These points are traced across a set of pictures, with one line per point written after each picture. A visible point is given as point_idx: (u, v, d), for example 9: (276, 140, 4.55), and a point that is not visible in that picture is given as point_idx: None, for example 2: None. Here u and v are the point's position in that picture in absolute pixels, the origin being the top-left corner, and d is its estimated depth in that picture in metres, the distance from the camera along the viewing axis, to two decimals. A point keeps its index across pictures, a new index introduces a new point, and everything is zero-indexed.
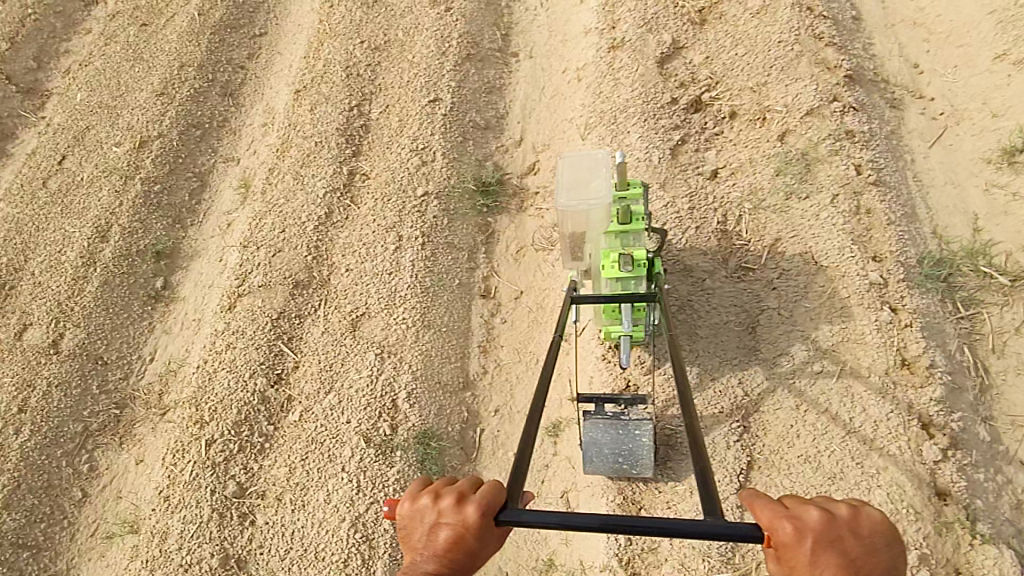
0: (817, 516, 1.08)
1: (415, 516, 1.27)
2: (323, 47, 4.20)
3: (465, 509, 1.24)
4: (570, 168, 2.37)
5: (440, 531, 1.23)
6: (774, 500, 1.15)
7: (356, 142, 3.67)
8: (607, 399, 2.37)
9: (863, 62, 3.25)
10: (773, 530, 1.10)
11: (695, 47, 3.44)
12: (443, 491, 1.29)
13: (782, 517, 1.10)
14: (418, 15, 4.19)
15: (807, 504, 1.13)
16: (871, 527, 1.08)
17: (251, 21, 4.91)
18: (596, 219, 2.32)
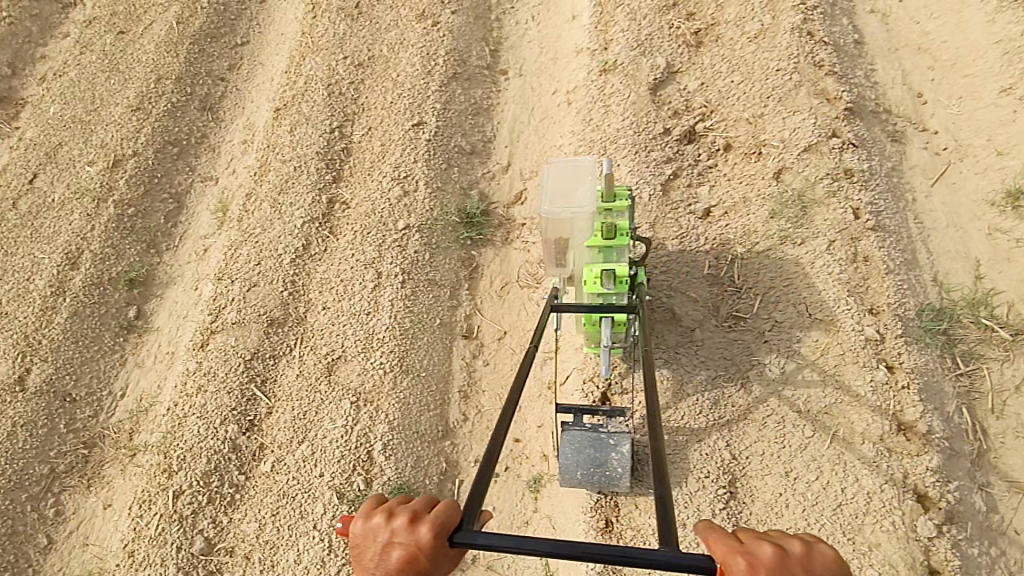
0: (770, 553, 1.05)
1: (367, 535, 1.20)
2: (304, 62, 4.04)
3: (419, 529, 1.17)
4: (556, 172, 2.32)
5: (393, 551, 1.16)
6: (729, 533, 1.12)
7: (336, 167, 3.54)
8: (587, 410, 2.30)
9: (865, 91, 3.09)
10: (726, 565, 1.06)
11: (689, 72, 3.28)
12: (397, 509, 1.22)
13: (736, 552, 1.06)
14: (404, 29, 4.02)
15: (761, 538, 1.09)
16: (824, 564, 1.04)
17: (232, 30, 4.74)
18: (579, 227, 2.29)
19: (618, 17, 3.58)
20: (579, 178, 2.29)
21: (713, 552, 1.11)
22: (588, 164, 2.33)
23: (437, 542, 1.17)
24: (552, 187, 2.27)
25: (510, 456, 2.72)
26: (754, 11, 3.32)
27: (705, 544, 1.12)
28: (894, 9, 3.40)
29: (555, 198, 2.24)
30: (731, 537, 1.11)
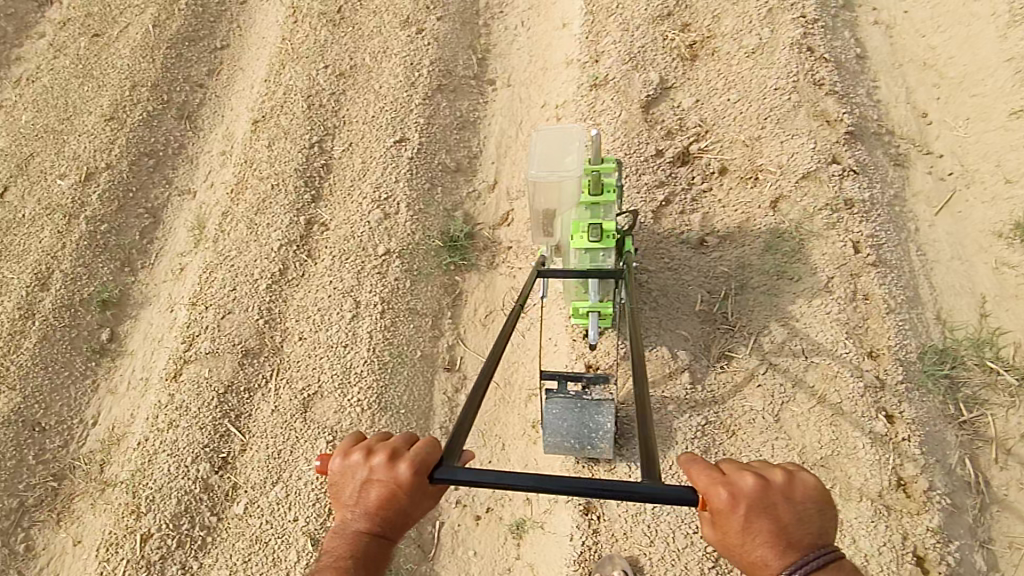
0: (752, 484, 1.10)
1: (346, 473, 1.25)
2: (284, 71, 3.89)
3: (397, 469, 1.21)
4: (543, 139, 2.25)
5: (371, 489, 1.21)
6: (710, 464, 1.16)
7: (316, 185, 3.41)
8: (571, 377, 2.34)
9: (867, 110, 2.94)
10: (710, 497, 1.10)
11: (684, 89, 3.12)
12: (374, 448, 1.25)
13: (719, 484, 1.11)
14: (387, 36, 3.85)
15: (743, 469, 1.14)
16: (804, 494, 1.11)
17: (211, 33, 4.58)
18: (568, 190, 2.24)
19: (609, 28, 3.42)
20: (568, 143, 2.22)
21: (694, 485, 1.15)
22: (577, 128, 2.28)
23: (415, 480, 1.20)
24: (540, 152, 2.21)
25: (490, 497, 2.61)
26: (752, 23, 3.16)
27: (687, 474, 1.16)
28: (898, 22, 3.25)
29: (544, 160, 2.19)
30: (715, 467, 1.16)
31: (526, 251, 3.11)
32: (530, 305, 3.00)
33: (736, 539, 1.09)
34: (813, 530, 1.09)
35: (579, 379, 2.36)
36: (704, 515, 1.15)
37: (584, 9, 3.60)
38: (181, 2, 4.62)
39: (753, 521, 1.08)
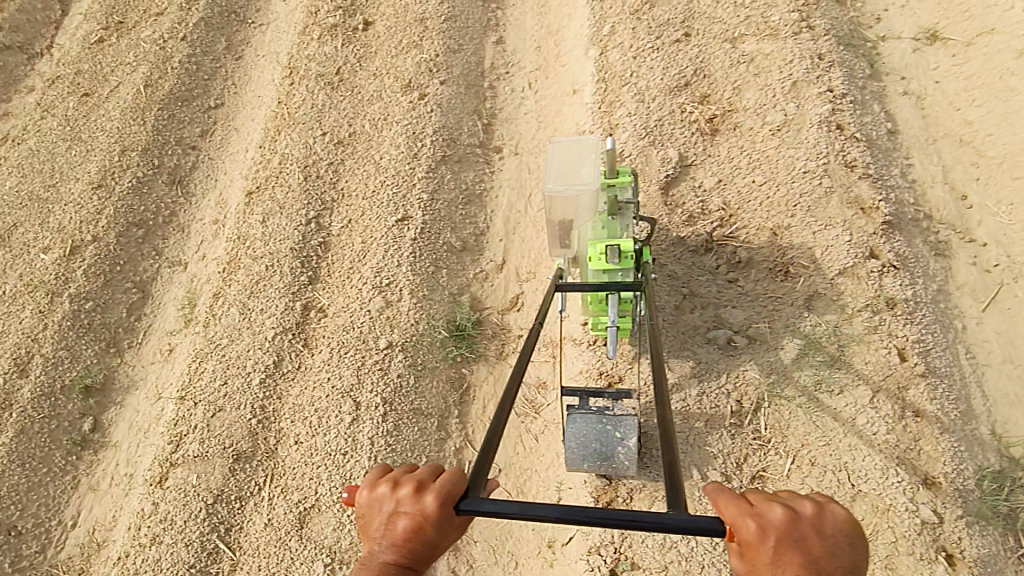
0: (781, 514, 0.99)
1: (374, 505, 1.17)
2: (280, 137, 3.72)
3: (425, 499, 1.13)
4: (557, 154, 2.32)
5: (398, 521, 1.13)
6: (738, 493, 1.06)
7: (313, 266, 3.22)
8: (592, 394, 2.35)
9: (903, 193, 2.75)
10: (736, 527, 1.00)
11: (705, 167, 2.93)
12: (403, 479, 1.19)
13: (745, 514, 1.01)
14: (388, 101, 3.67)
15: (771, 498, 1.04)
16: (838, 526, 0.99)
17: (205, 92, 4.42)
18: (585, 207, 2.26)
19: (623, 97, 3.24)
20: (582, 156, 2.28)
21: (721, 516, 1.05)
22: (592, 143, 2.31)
23: (442, 511, 1.12)
24: (556, 167, 2.26)
25: None
26: (776, 97, 2.98)
27: (712, 505, 1.07)
28: (929, 93, 3.09)
29: (559, 176, 2.23)
30: (742, 497, 1.06)
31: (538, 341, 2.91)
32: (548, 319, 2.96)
33: (766, 573, 0.98)
34: (849, 567, 0.96)
35: (600, 395, 2.37)
36: (732, 549, 1.04)
37: (596, 75, 3.42)
38: (174, 59, 4.46)
39: (781, 555, 0.96)
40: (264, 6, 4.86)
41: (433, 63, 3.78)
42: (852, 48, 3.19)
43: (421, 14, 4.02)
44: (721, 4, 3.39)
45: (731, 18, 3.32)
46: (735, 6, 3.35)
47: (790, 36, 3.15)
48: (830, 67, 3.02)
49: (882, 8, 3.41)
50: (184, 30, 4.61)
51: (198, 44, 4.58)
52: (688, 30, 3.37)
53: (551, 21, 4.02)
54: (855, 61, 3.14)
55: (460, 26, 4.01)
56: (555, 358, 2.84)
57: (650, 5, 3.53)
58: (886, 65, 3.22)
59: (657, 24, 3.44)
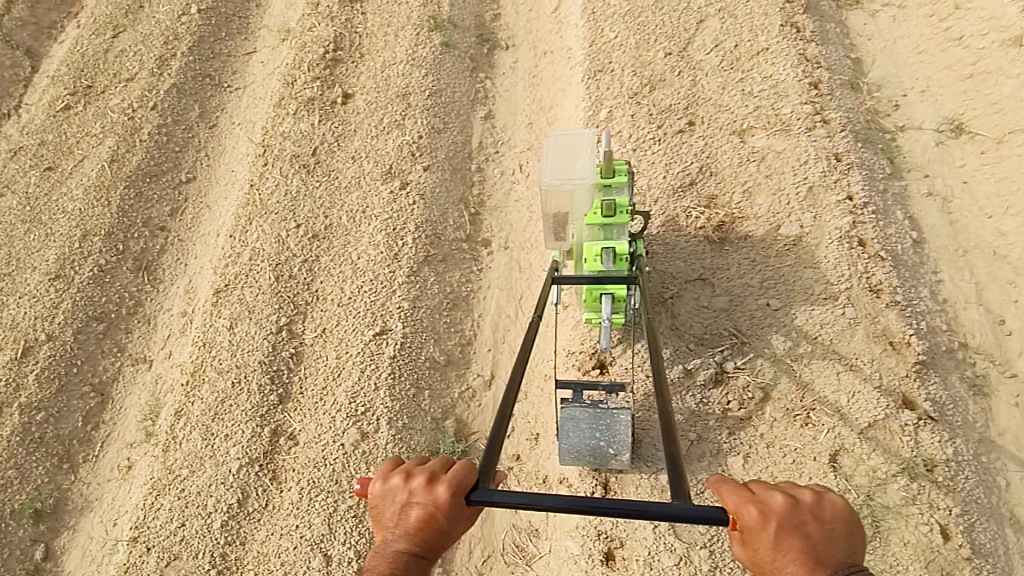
0: (781, 501, 1.12)
1: (387, 496, 1.27)
2: (251, 228, 3.45)
3: (435, 490, 1.23)
4: (554, 147, 2.30)
5: (411, 511, 1.23)
6: (742, 486, 1.19)
7: (284, 382, 2.94)
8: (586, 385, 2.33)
9: (934, 318, 2.49)
10: (739, 514, 1.13)
11: (714, 282, 2.66)
12: (415, 471, 1.28)
13: (749, 502, 1.14)
14: (368, 188, 3.39)
15: (771, 489, 1.17)
16: (832, 513, 1.12)
17: (176, 165, 4.15)
18: (579, 199, 2.27)
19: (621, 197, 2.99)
20: (579, 150, 2.27)
21: (725, 507, 1.18)
22: (587, 136, 2.30)
23: (453, 501, 1.23)
24: (554, 159, 2.25)
25: None
26: (791, 205, 2.72)
27: (718, 497, 1.19)
28: (956, 195, 2.84)
29: (556, 169, 2.22)
30: (746, 488, 1.19)
31: (531, 477, 2.67)
32: (540, 358, 2.92)
33: (769, 555, 1.10)
34: (845, 551, 1.08)
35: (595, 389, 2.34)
36: (735, 537, 1.16)
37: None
38: (142, 131, 4.18)
39: (784, 538, 1.09)
40: (240, 69, 4.60)
41: (416, 145, 3.49)
42: (871, 142, 2.93)
43: (405, 88, 3.74)
44: (727, 90, 3.12)
45: (738, 106, 3.05)
46: (743, 94, 3.08)
47: (804, 132, 2.88)
48: (849, 169, 2.76)
49: (899, 94, 3.18)
50: (154, 98, 4.33)
51: (169, 112, 4.30)
52: (692, 118, 3.10)
53: (543, 96, 3.78)
54: (874, 158, 2.88)
55: (446, 100, 3.73)
56: (549, 505, 2.61)
57: (651, 88, 3.26)
58: (908, 160, 2.97)
59: (659, 110, 3.17)
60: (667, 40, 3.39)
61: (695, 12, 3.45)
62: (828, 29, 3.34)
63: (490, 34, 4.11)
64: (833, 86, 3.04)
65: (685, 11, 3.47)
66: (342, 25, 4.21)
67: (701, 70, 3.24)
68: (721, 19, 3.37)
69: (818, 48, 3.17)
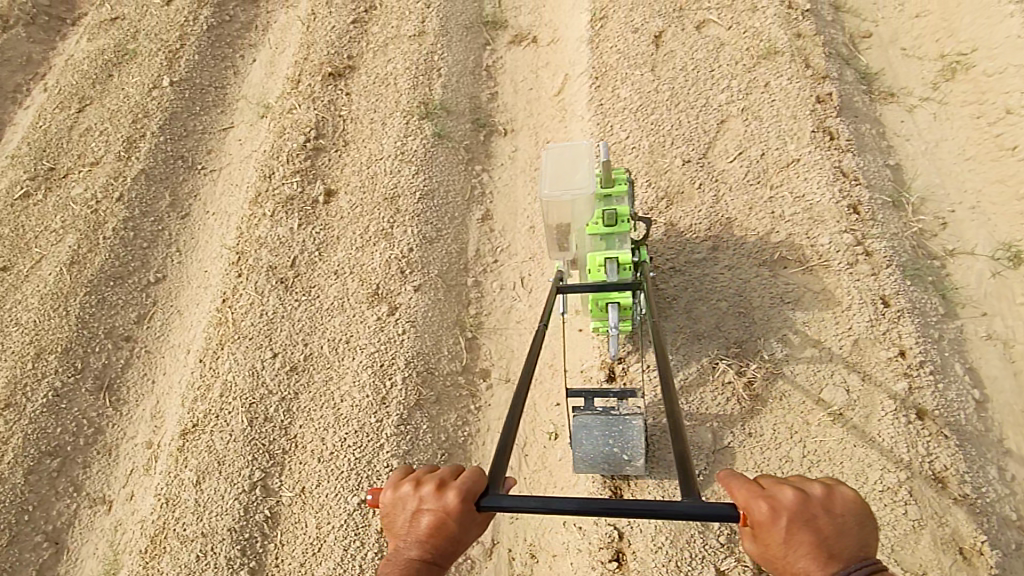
0: (791, 495, 1.06)
1: (397, 505, 1.24)
2: (223, 355, 3.08)
3: (447, 495, 1.20)
4: (553, 159, 2.42)
5: (422, 518, 1.20)
6: (750, 479, 1.13)
7: (257, 554, 2.58)
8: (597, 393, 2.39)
9: (1008, 505, 2.15)
10: (749, 510, 1.07)
11: (748, 453, 2.31)
12: (424, 478, 1.25)
13: (758, 496, 1.07)
14: (352, 313, 3.05)
15: (781, 483, 1.10)
16: (844, 506, 1.05)
17: (143, 264, 3.76)
18: (578, 208, 2.40)
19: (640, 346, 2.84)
20: (578, 160, 2.39)
21: (735, 502, 1.12)
22: (585, 147, 2.43)
23: (465, 507, 1.20)
24: (552, 171, 2.38)
25: None
26: (833, 362, 2.39)
27: (727, 491, 1.13)
28: (1019, 339, 2.49)
29: (555, 181, 2.35)
30: (755, 482, 1.12)
31: None
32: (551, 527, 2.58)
33: (778, 551, 1.04)
34: (857, 545, 1.02)
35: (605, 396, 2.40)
36: (745, 532, 1.11)
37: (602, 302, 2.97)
38: (107, 225, 3.78)
39: (793, 534, 1.03)
40: (216, 148, 4.22)
41: (405, 260, 3.14)
42: (920, 277, 2.60)
43: (393, 188, 3.36)
44: (755, 210, 2.79)
45: (768, 233, 2.71)
46: (773, 217, 2.74)
47: (844, 269, 2.55)
48: (899, 318, 2.41)
49: (945, 209, 2.84)
50: (121, 186, 3.93)
51: (136, 203, 3.91)
52: (716, 241, 2.76)
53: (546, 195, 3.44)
54: (925, 298, 2.54)
55: (439, 200, 3.36)
56: None
57: (668, 202, 2.91)
58: (960, 294, 2.62)
59: (676, 231, 2.83)
60: (685, 143, 3.04)
61: (716, 109, 3.11)
62: (864, 133, 3.00)
63: (486, 118, 3.76)
64: (875, 209, 2.70)
65: (704, 109, 3.12)
66: (325, 107, 3.83)
67: (724, 183, 2.89)
68: (745, 120, 3.03)
69: (856, 161, 2.83)
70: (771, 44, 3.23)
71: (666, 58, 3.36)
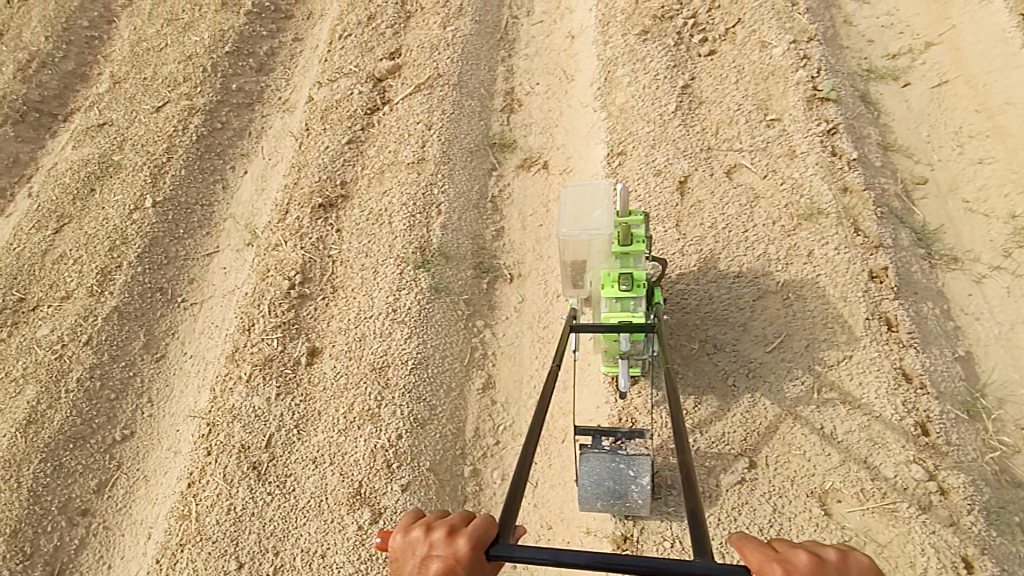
0: (807, 559, 0.94)
1: (406, 550, 1.10)
2: (181, 560, 2.67)
3: (457, 542, 1.07)
4: (571, 199, 2.46)
5: (430, 566, 1.06)
6: (764, 542, 1.01)
7: None
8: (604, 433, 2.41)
9: None
10: (762, 575, 0.94)
11: None
12: (435, 522, 1.12)
13: (771, 560, 0.95)
14: (329, 518, 2.65)
15: (795, 546, 0.99)
16: (866, 574, 0.93)
17: (109, 419, 3.37)
18: (595, 247, 2.42)
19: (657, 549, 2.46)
20: (595, 201, 2.42)
21: (746, 566, 0.99)
22: (602, 188, 2.46)
23: (475, 555, 1.07)
24: (570, 210, 2.42)
25: None
26: None
27: (739, 553, 1.01)
28: None
29: (573, 220, 2.38)
30: (767, 545, 1.00)
31: None
32: None
33: None
34: None
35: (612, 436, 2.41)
36: None
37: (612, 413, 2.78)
38: (71, 376, 3.42)
39: None
40: (198, 278, 3.87)
41: (392, 450, 2.75)
42: (1009, 522, 2.14)
43: (382, 356, 3.00)
44: (799, 420, 2.37)
45: (816, 454, 2.30)
46: (823, 434, 2.32)
47: (916, 514, 2.12)
48: None
49: None
50: (90, 327, 3.57)
51: (105, 347, 3.53)
52: (754, 456, 2.35)
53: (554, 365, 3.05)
54: (1016, 553, 2.07)
55: (434, 370, 2.98)
56: None
57: (696, 401, 2.50)
58: None
59: (707, 440, 2.41)
60: (716, 325, 2.66)
61: (750, 283, 2.71)
62: (927, 316, 2.58)
63: (490, 261, 3.37)
64: (947, 428, 2.26)
65: (738, 282, 2.73)
66: (312, 245, 3.47)
67: (761, 380, 2.50)
68: (785, 300, 2.64)
69: (922, 360, 2.41)
70: (813, 202, 2.84)
71: (693, 210, 2.97)
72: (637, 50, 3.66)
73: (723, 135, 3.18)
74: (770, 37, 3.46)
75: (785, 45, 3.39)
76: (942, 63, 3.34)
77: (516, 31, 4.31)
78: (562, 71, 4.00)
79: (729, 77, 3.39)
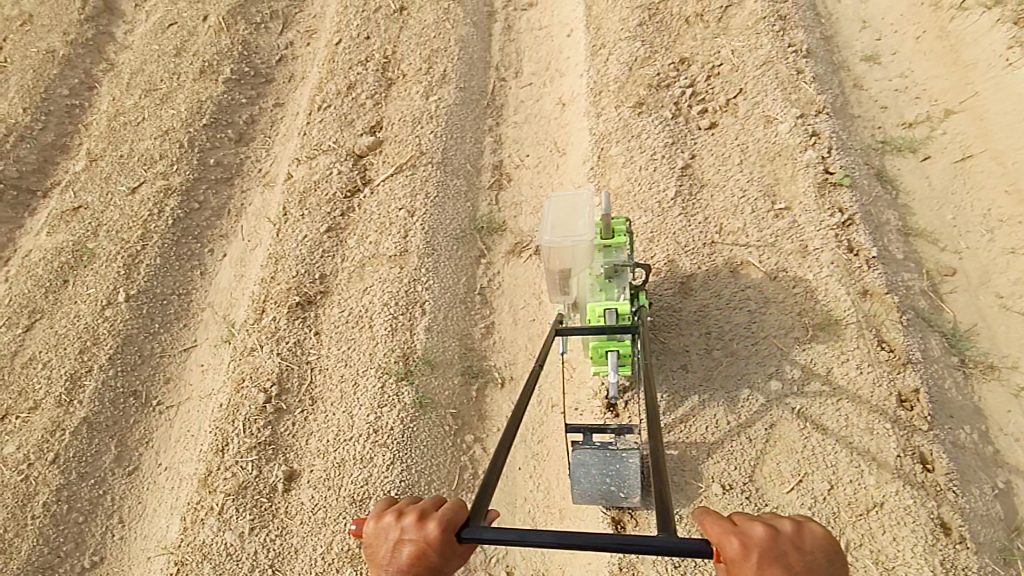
0: (763, 531, 1.00)
1: (378, 535, 1.14)
2: None
3: (427, 526, 1.11)
4: (554, 209, 2.31)
5: (404, 548, 1.10)
6: (723, 515, 1.07)
7: None
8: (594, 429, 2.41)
9: None
10: (721, 546, 1.01)
11: None
12: (406, 508, 1.16)
13: (731, 532, 1.02)
14: None
15: (753, 519, 1.05)
16: (815, 542, 1.00)
17: (77, 546, 3.15)
18: (582, 254, 2.24)
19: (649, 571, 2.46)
20: (578, 208, 2.26)
21: (707, 538, 1.06)
22: (586, 196, 2.31)
23: (445, 538, 1.10)
24: (553, 219, 2.25)
25: None
26: None
27: (700, 527, 1.07)
28: None
29: (556, 228, 2.21)
30: (727, 519, 1.06)
31: None
32: None
33: None
34: None
35: (603, 431, 2.44)
36: (720, 570, 1.04)
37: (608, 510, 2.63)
38: (37, 500, 3.20)
39: (766, 569, 0.97)
40: (173, 379, 3.66)
41: None
42: None
43: (362, 486, 2.78)
44: None
45: None
46: None
47: None
48: None
49: None
50: (57, 444, 3.36)
51: (73, 464, 3.33)
52: None
53: (550, 488, 2.79)
54: None
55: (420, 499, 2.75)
56: None
57: None
58: None
59: None
60: (724, 458, 2.39)
61: (761, 408, 2.45)
62: (963, 447, 2.30)
63: (479, 364, 3.13)
64: None
65: (748, 405, 2.47)
66: (289, 351, 3.23)
67: None
68: (802, 430, 2.37)
69: (961, 507, 2.13)
70: (828, 310, 2.57)
71: (695, 319, 2.72)
72: (631, 124, 3.39)
73: (727, 227, 2.92)
74: (775, 111, 3.19)
75: (791, 120, 3.12)
76: (965, 135, 3.05)
77: (504, 95, 4.08)
78: (552, 143, 3.76)
79: (732, 156, 3.13)
